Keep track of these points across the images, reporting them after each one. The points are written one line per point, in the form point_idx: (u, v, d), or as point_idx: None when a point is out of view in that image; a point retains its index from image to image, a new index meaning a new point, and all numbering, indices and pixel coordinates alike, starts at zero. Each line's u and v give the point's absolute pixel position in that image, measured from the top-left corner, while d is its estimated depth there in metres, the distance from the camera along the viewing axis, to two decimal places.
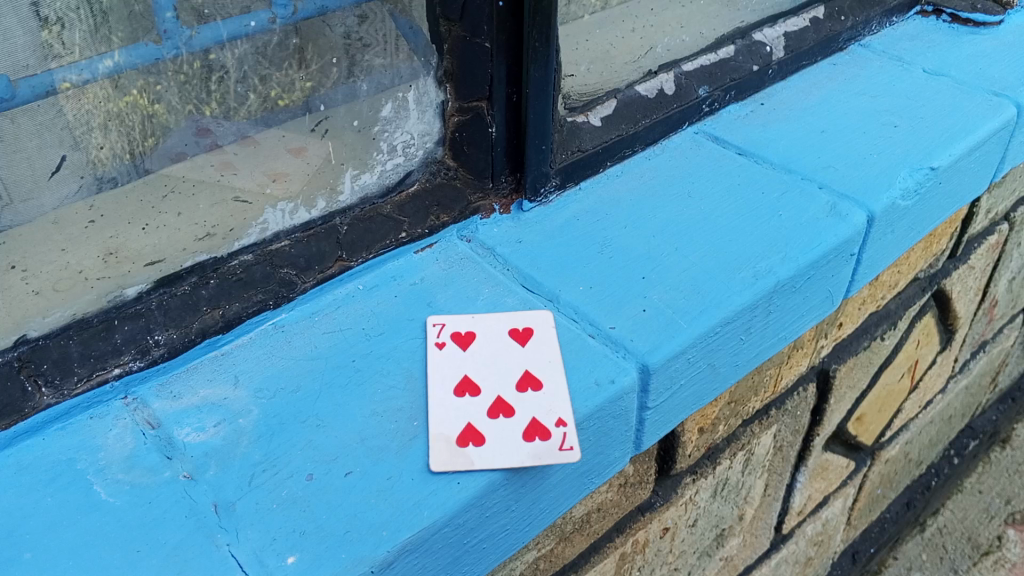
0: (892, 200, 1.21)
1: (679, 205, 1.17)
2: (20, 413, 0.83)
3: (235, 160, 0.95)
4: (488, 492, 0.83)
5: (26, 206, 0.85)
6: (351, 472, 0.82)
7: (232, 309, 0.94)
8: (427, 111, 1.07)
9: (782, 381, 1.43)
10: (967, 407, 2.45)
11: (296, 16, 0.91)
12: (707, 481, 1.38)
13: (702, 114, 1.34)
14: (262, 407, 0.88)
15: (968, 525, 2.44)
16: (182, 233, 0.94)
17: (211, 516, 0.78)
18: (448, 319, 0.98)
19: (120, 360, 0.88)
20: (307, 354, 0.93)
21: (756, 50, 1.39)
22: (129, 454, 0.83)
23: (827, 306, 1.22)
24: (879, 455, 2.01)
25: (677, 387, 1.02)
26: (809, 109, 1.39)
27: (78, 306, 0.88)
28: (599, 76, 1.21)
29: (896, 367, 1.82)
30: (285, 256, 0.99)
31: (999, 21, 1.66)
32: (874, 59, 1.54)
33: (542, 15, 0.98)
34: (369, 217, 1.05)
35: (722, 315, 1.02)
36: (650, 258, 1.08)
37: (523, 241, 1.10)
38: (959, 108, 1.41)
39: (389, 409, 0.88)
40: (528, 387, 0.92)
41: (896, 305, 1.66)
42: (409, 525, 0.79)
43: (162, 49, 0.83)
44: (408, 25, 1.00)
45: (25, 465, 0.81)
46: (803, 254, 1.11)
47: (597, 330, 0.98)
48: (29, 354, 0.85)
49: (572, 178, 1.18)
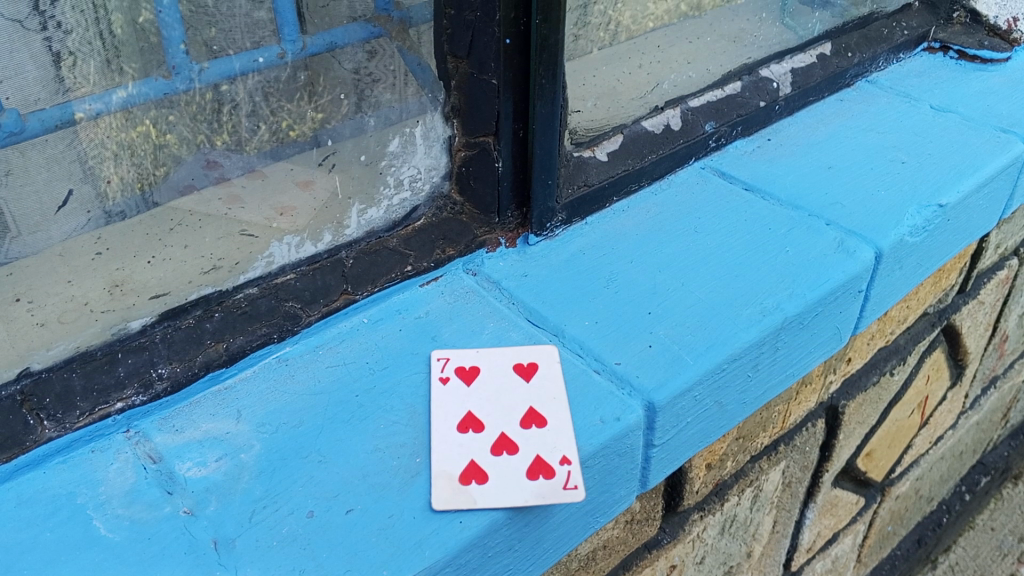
0: (900, 236, 1.21)
1: (685, 241, 1.17)
2: (20, 447, 0.82)
3: (242, 194, 0.98)
4: (490, 532, 0.82)
5: (34, 237, 0.86)
6: (352, 509, 0.82)
7: (236, 343, 0.94)
8: (433, 146, 1.08)
9: (791, 417, 1.42)
10: (979, 443, 2.42)
11: (305, 51, 0.94)
12: (714, 518, 1.36)
13: (708, 149, 1.34)
14: (264, 442, 0.87)
15: (980, 563, 2.42)
16: (188, 267, 0.94)
17: (211, 553, 0.77)
18: (453, 354, 0.97)
19: (122, 394, 0.87)
20: (310, 388, 0.93)
21: (762, 86, 1.40)
22: (130, 489, 0.82)
23: (835, 342, 1.21)
24: (890, 491, 1.98)
25: (683, 425, 1.01)
26: (816, 144, 1.39)
27: (81, 339, 0.88)
28: (606, 112, 1.22)
29: (906, 403, 1.80)
30: (289, 289, 0.98)
31: (1006, 58, 1.66)
32: (881, 95, 1.55)
33: (549, 52, 0.99)
34: (375, 251, 1.05)
35: (729, 353, 1.01)
36: (656, 293, 1.08)
37: (528, 275, 1.10)
38: (967, 144, 1.41)
39: (391, 445, 0.88)
40: (532, 423, 0.91)
41: (906, 339, 1.65)
42: (411, 565, 0.78)
43: (172, 83, 0.87)
44: (416, 62, 1.01)
45: (25, 499, 0.80)
46: (811, 290, 1.10)
47: (602, 366, 0.98)
48: (31, 388, 0.84)
49: (578, 213, 1.18)
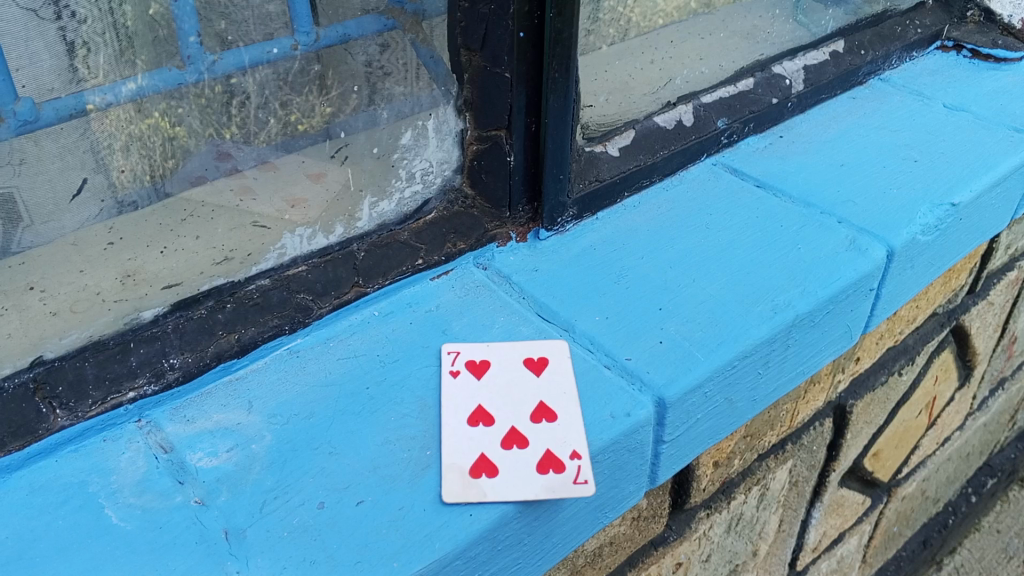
0: (912, 235, 1.20)
1: (697, 237, 1.17)
2: (32, 435, 0.83)
3: (254, 185, 0.98)
4: (500, 526, 0.82)
5: (46, 227, 0.86)
6: (363, 501, 0.82)
7: (247, 334, 0.94)
8: (445, 139, 1.08)
9: (799, 416, 1.42)
10: (986, 445, 2.41)
11: (318, 43, 0.95)
12: (721, 516, 1.36)
13: (720, 146, 1.33)
14: (275, 433, 0.87)
15: (987, 566, 2.38)
16: (200, 257, 0.95)
17: (222, 543, 0.77)
18: (464, 347, 0.97)
19: (134, 383, 0.88)
20: (321, 380, 0.93)
21: (775, 83, 1.40)
22: (141, 478, 0.82)
23: (845, 341, 1.21)
24: (896, 492, 1.98)
25: (693, 421, 1.00)
26: (828, 142, 1.38)
27: (94, 328, 0.88)
28: (618, 107, 1.22)
29: (914, 404, 1.80)
30: (301, 281, 0.98)
31: (1019, 58, 1.65)
32: (893, 93, 1.54)
33: (563, 46, 0.98)
34: (387, 243, 1.04)
35: (740, 349, 1.01)
36: (667, 289, 1.07)
37: (539, 270, 1.09)
38: (979, 143, 1.40)
39: (402, 437, 0.88)
40: (542, 417, 0.91)
41: (915, 339, 1.64)
42: (421, 557, 0.78)
43: (184, 74, 0.86)
44: (429, 55, 1.02)
45: (37, 487, 0.81)
46: (822, 288, 1.10)
47: (613, 361, 0.97)
48: (44, 375, 0.85)
49: (589, 209, 1.17)
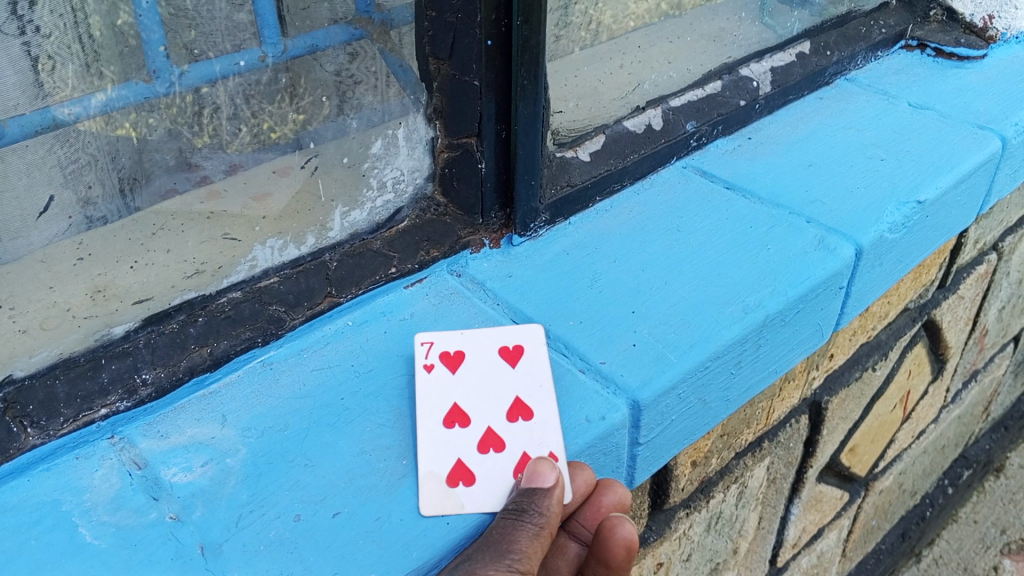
0: (879, 233, 1.22)
1: (668, 240, 1.17)
2: (3, 454, 0.82)
3: (223, 195, 1.00)
4: (476, 533, 0.83)
5: (14, 243, 0.89)
6: (339, 512, 0.82)
7: (220, 347, 0.93)
8: (416, 148, 1.07)
9: (774, 413, 1.43)
10: (961, 437, 2.45)
11: (286, 54, 0.96)
12: (700, 515, 1.37)
13: (690, 148, 1.34)
14: (250, 446, 0.87)
15: (965, 556, 2.45)
16: (171, 271, 0.95)
17: (198, 559, 0.77)
18: (437, 337, 0.96)
19: (106, 400, 0.86)
20: (296, 393, 0.93)
21: (742, 85, 1.40)
22: (115, 495, 0.82)
23: (817, 339, 1.22)
24: (873, 486, 2.00)
25: (667, 423, 1.01)
26: (796, 142, 1.40)
27: (65, 345, 0.87)
28: (588, 112, 1.22)
29: (888, 399, 1.82)
30: (273, 292, 0.97)
31: (983, 55, 1.68)
32: (860, 93, 1.56)
33: (531, 54, 0.98)
34: (359, 253, 1.03)
35: (712, 350, 1.02)
36: (639, 292, 1.08)
37: (513, 276, 1.10)
38: (944, 141, 1.42)
39: (378, 448, 0.88)
40: (518, 416, 0.91)
41: (886, 335, 1.67)
42: (399, 567, 0.78)
43: (152, 87, 0.88)
44: (397, 63, 1.01)
45: (9, 507, 0.80)
46: (792, 287, 1.11)
47: (587, 365, 0.98)
48: (15, 394, 0.84)
49: (562, 214, 1.18)
